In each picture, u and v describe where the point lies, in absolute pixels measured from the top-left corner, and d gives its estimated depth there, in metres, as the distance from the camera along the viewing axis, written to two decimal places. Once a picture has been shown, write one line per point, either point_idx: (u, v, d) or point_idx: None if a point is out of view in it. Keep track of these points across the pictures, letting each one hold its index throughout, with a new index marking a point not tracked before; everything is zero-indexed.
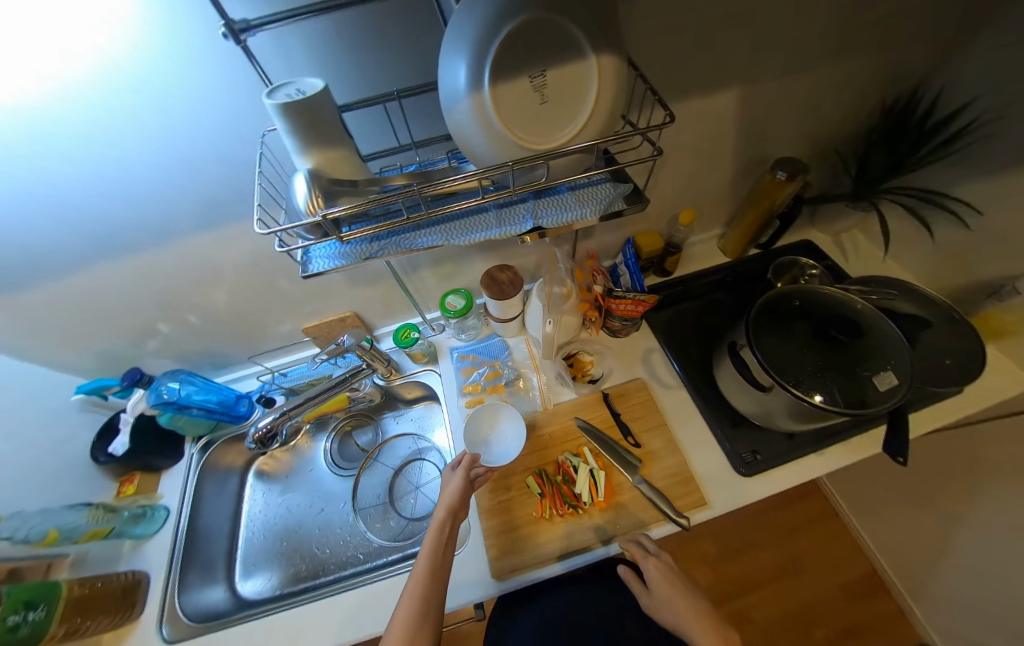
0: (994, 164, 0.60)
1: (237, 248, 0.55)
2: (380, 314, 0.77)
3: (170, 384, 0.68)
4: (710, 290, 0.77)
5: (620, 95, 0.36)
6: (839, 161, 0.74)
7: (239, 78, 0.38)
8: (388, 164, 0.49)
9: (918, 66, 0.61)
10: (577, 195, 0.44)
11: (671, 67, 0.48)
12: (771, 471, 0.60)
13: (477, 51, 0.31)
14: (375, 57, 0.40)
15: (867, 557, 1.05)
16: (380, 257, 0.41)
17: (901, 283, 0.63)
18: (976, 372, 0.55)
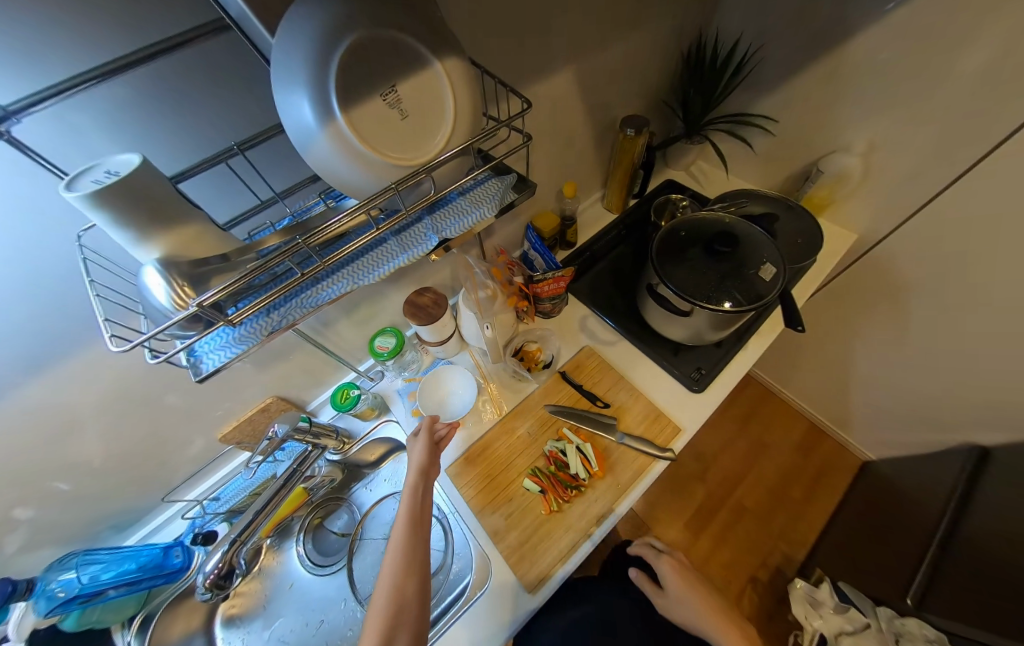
0: (773, 81, 0.79)
1: (91, 376, 0.43)
2: (306, 386, 0.68)
3: (64, 576, 0.52)
4: (613, 246, 0.85)
5: (474, 95, 0.37)
6: (667, 108, 0.87)
7: (18, 177, 0.30)
8: (256, 226, 0.43)
9: (693, 21, 0.75)
10: (469, 198, 0.45)
11: (509, 59, 0.51)
12: (717, 377, 0.69)
13: (315, 79, 0.29)
14: (196, 115, 0.35)
15: (801, 414, 1.28)
16: (286, 326, 0.36)
17: (745, 194, 0.77)
18: (817, 244, 0.70)
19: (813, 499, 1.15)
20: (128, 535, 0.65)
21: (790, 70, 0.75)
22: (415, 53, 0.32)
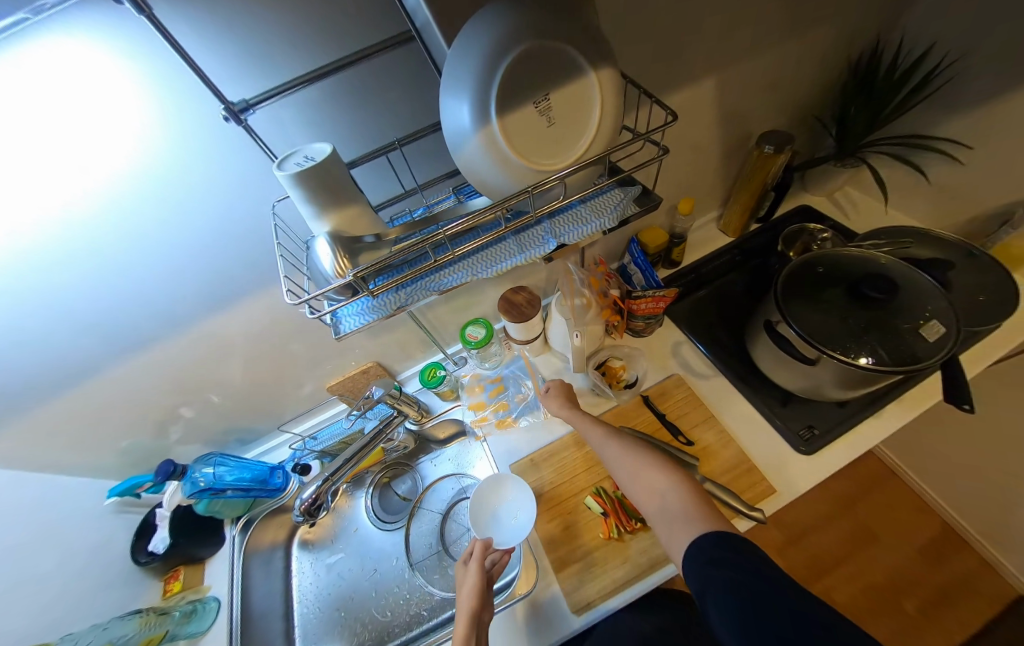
0: (973, 99, 0.64)
1: (256, 316, 0.54)
2: (401, 358, 0.76)
3: (204, 470, 0.66)
4: (722, 273, 0.77)
5: (620, 105, 0.36)
6: (817, 125, 0.76)
7: (245, 156, 0.38)
8: (397, 212, 0.49)
9: (872, 27, 0.65)
10: (590, 206, 0.44)
11: (651, 68, 0.50)
12: (834, 442, 0.58)
13: (481, 86, 0.32)
14: (373, 113, 0.40)
15: (935, 512, 1.02)
16: (411, 304, 0.41)
17: (909, 232, 0.64)
18: (1011, 306, 0.55)
19: (933, 623, 0.91)
20: (248, 449, 0.79)
21: (1003, 87, 0.60)
22: (575, 64, 0.33)
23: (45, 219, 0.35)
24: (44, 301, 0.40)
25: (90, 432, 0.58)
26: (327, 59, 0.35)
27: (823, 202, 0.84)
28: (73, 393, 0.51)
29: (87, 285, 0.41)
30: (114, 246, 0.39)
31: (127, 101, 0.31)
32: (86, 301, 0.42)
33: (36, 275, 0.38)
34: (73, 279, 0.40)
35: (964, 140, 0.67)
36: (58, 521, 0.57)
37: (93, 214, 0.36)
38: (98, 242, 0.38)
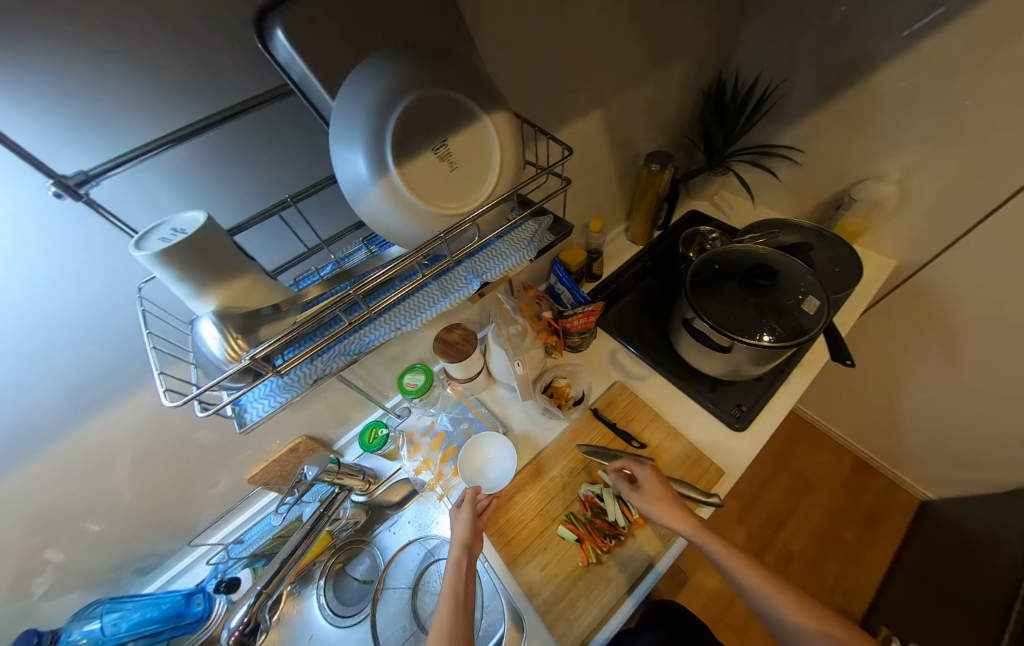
0: (797, 113, 0.80)
1: (135, 418, 0.44)
2: (335, 424, 0.68)
3: (87, 626, 0.50)
4: (639, 278, 0.84)
5: (518, 144, 0.38)
6: (689, 142, 0.89)
7: (89, 233, 0.31)
8: (301, 272, 0.44)
9: (711, 63, 0.78)
10: (507, 241, 0.45)
11: (541, 105, 0.54)
12: (761, 414, 0.65)
13: (373, 137, 0.30)
14: (256, 172, 0.36)
15: (847, 449, 1.20)
16: (329, 374, 0.36)
17: (775, 223, 0.76)
18: (857, 274, 0.68)
19: (865, 547, 1.05)
20: (151, 579, 0.64)
21: (813, 102, 0.76)
22: (467, 111, 0.33)
23: None
24: None
25: None
26: (191, 117, 0.30)
27: (706, 205, 0.97)
28: None
29: None
30: None
31: None
32: None
33: None
34: None
35: (796, 146, 0.83)
36: None
37: None
38: None
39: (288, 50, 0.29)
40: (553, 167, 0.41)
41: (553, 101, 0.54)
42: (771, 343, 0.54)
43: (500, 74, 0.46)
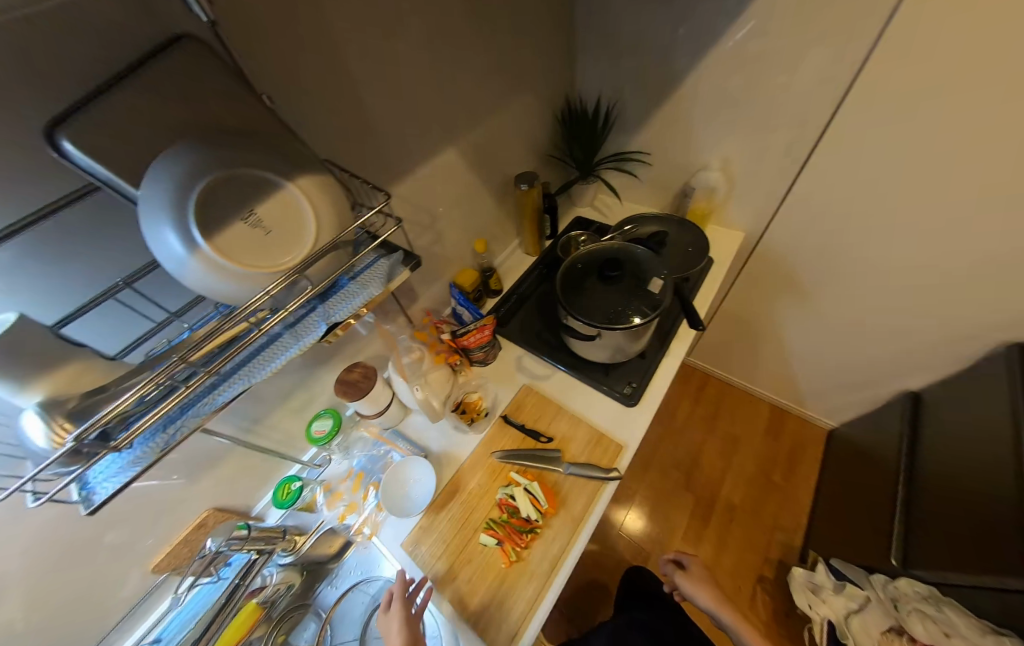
0: (635, 125, 0.93)
1: None
2: (248, 490, 0.67)
3: None
4: (536, 286, 0.91)
5: (328, 198, 0.42)
6: (559, 158, 0.99)
7: None
8: (155, 344, 0.46)
9: (555, 91, 0.90)
10: (357, 280, 0.49)
11: (388, 150, 0.59)
12: (649, 386, 0.73)
13: (177, 214, 0.32)
14: (81, 260, 0.38)
15: (763, 398, 1.32)
16: (181, 437, 0.38)
17: (636, 218, 0.88)
18: (704, 250, 0.80)
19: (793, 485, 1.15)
20: None
21: (642, 114, 0.90)
22: (267, 179, 0.37)
23: None
24: None
25: None
26: None
27: (589, 209, 1.08)
28: None
29: None
30: None
31: None
32: None
33: None
34: None
35: (645, 151, 0.96)
36: None
37: None
38: None
39: (86, 159, 0.28)
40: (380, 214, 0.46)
41: (400, 144, 0.61)
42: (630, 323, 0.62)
43: (332, 131, 0.51)
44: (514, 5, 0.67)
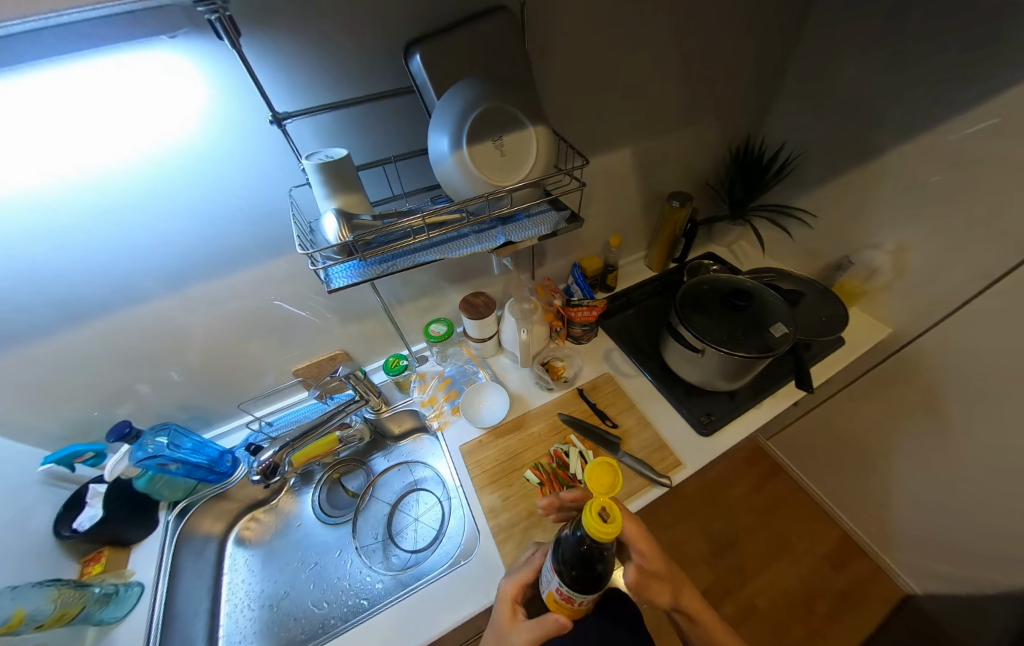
0: (805, 185, 0.97)
1: (160, 539, 0.73)
2: (366, 351, 0.90)
3: (119, 605, 0.64)
4: (649, 294, 1.03)
5: (551, 151, 0.54)
6: (716, 191, 1.08)
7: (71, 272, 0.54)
8: (301, 432, 0.79)
9: (742, 128, 0.98)
10: (532, 219, 0.60)
11: (647, 155, 0.88)
12: (725, 427, 0.77)
13: (454, 129, 0.48)
14: (246, 252, 0.63)
15: (814, 498, 1.31)
16: (391, 271, 0.52)
17: (785, 270, 0.92)
18: (839, 324, 0.81)
19: (805, 552, 1.23)
20: (141, 579, 0.68)
21: (823, 178, 0.92)
22: None
23: (24, 430, 0.67)
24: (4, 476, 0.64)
25: (31, 567, 0.61)
26: (90, 301, 0.58)
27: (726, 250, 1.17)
28: (14, 549, 0.60)
29: None
30: (96, 427, 0.74)
31: (107, 324, 0.62)
32: None
33: None
34: None
35: (810, 212, 0.98)
36: (7, 528, 0.60)
37: (62, 427, 0.71)
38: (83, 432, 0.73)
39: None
40: (572, 171, 0.59)
41: (647, 133, 0.83)
42: (733, 350, 0.67)
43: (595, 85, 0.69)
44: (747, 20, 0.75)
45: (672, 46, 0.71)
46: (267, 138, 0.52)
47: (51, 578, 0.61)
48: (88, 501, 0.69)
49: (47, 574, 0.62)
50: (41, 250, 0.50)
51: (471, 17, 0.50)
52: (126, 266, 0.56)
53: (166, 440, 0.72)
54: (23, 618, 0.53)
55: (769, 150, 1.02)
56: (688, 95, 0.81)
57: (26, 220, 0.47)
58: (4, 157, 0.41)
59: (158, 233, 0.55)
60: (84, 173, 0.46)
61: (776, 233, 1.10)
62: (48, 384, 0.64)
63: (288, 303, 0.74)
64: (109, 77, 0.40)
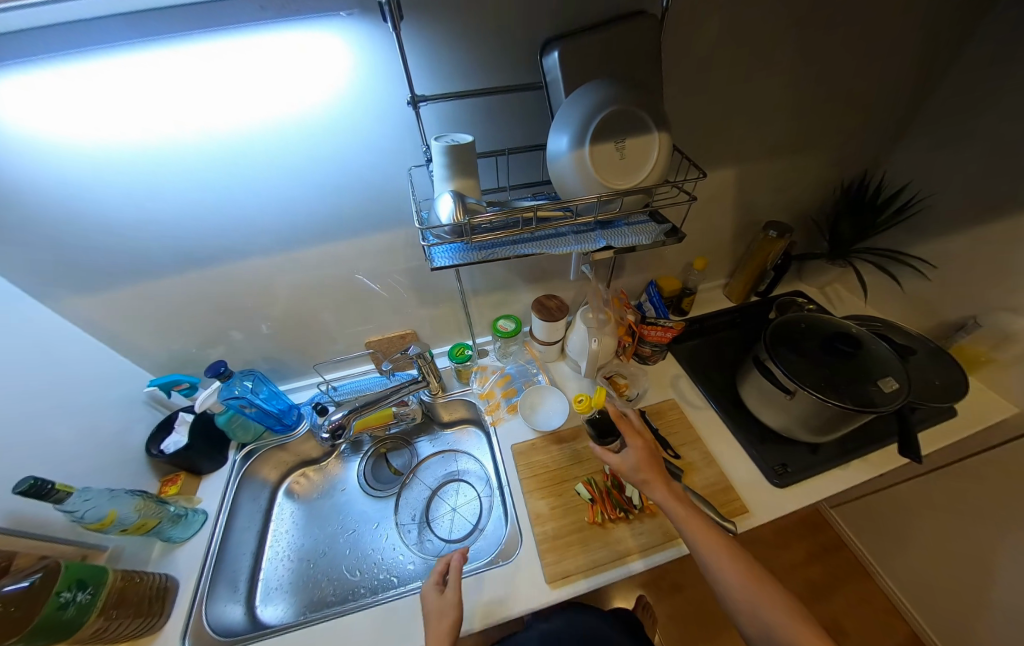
0: (929, 232, 0.87)
1: (226, 476, 0.79)
2: (432, 335, 0.94)
3: (185, 528, 0.69)
4: (724, 325, 0.97)
5: (669, 160, 0.52)
6: (816, 227, 1.01)
7: (212, 223, 0.61)
8: (365, 400, 0.82)
9: (859, 162, 0.90)
10: (632, 228, 0.59)
11: (748, 179, 0.83)
12: (803, 483, 0.69)
13: (578, 127, 0.48)
14: (354, 225, 0.68)
15: (881, 586, 1.15)
16: (491, 257, 0.53)
17: (894, 323, 0.82)
18: (959, 392, 0.70)
19: None
20: (205, 509, 0.74)
21: (954, 226, 0.82)
22: None
23: (141, 353, 0.76)
24: (119, 391, 0.72)
25: (125, 475, 0.68)
26: (217, 249, 0.65)
27: (815, 291, 1.09)
28: (115, 457, 0.68)
29: (64, 436, 0.60)
30: (193, 363, 0.82)
31: (226, 273, 0.69)
32: (57, 456, 0.58)
33: (100, 396, 0.68)
34: (61, 432, 0.59)
35: (929, 262, 0.87)
36: (111, 438, 0.68)
37: (168, 357, 0.79)
38: (184, 364, 0.82)
39: None
40: (684, 184, 0.57)
41: (754, 156, 0.79)
42: (830, 397, 0.60)
43: (713, 100, 0.66)
44: (893, 45, 0.69)
45: (802, 67, 0.67)
46: (399, 121, 0.56)
47: (138, 490, 0.68)
48: (177, 426, 0.76)
49: (135, 485, 0.69)
50: (195, 195, 0.57)
51: (613, 19, 0.50)
52: (255, 222, 0.62)
53: (250, 385, 0.80)
54: (112, 520, 0.59)
55: (888, 189, 0.92)
56: (807, 120, 0.76)
57: (194, 167, 0.54)
58: (193, 109, 0.48)
59: (289, 195, 0.60)
60: (247, 132, 0.52)
61: (881, 280, 0.99)
62: (168, 315, 0.72)
63: (377, 279, 0.78)
64: (286, 48, 0.45)
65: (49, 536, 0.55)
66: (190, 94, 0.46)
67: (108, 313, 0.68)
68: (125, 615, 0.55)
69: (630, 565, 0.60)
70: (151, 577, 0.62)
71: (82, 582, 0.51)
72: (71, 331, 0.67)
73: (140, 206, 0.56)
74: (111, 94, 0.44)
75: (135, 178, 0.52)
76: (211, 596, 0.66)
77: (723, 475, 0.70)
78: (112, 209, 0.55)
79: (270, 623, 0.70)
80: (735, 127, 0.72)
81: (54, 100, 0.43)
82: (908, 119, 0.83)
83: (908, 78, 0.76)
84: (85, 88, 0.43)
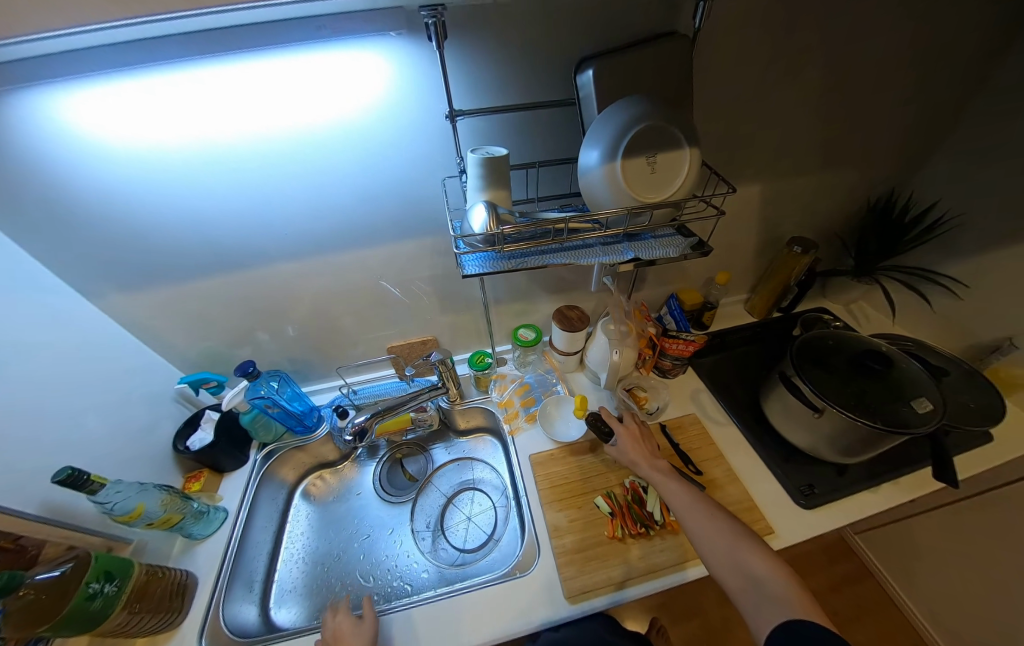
0: (961, 250, 0.85)
1: (247, 474, 0.80)
2: (452, 342, 0.95)
3: (206, 525, 0.70)
4: (745, 341, 0.96)
5: (699, 175, 0.53)
6: (841, 243, 1.00)
7: (250, 226, 0.63)
8: (386, 404, 0.83)
9: (886, 179, 0.89)
10: (659, 241, 0.59)
11: (772, 195, 0.83)
12: (832, 505, 0.67)
13: (611, 142, 0.49)
14: (385, 233, 0.70)
15: (911, 622, 1.08)
16: (520, 267, 0.54)
17: (926, 343, 0.80)
18: (998, 415, 0.67)
19: None
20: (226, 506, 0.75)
21: (988, 245, 0.80)
22: None
23: (173, 351, 0.79)
24: (151, 386, 0.75)
25: (152, 469, 0.70)
26: (252, 252, 0.67)
27: (840, 308, 1.07)
28: (144, 450, 0.69)
29: (100, 428, 0.62)
30: (221, 361, 0.84)
31: (260, 276, 0.71)
32: (92, 447, 0.60)
33: (134, 391, 0.70)
34: (97, 424, 0.61)
35: (962, 281, 0.85)
36: (141, 432, 0.70)
37: (198, 355, 0.82)
38: (212, 362, 0.84)
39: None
40: (712, 198, 0.57)
41: (779, 171, 0.79)
42: (862, 417, 0.59)
43: (740, 116, 0.67)
44: (923, 64, 0.69)
45: (829, 85, 0.67)
46: (436, 134, 0.58)
47: (164, 485, 0.69)
48: (203, 423, 0.78)
49: (161, 480, 0.71)
50: (239, 200, 0.59)
51: (646, 39, 0.52)
52: (292, 228, 0.65)
53: (276, 385, 0.82)
54: (140, 514, 0.60)
55: (916, 207, 0.91)
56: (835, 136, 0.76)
57: (240, 174, 0.56)
58: (246, 120, 0.51)
59: (326, 202, 0.63)
60: (294, 143, 0.54)
61: (909, 299, 0.97)
62: (202, 315, 0.75)
63: (403, 285, 0.80)
64: (336, 65, 0.47)
65: (81, 526, 0.56)
66: (244, 106, 0.49)
67: (146, 310, 0.71)
68: (147, 609, 0.56)
69: (651, 583, 0.59)
70: (172, 572, 0.62)
71: (109, 574, 0.52)
72: (112, 327, 0.69)
73: (187, 211, 0.59)
74: (174, 105, 0.48)
75: (187, 182, 0.55)
76: (228, 595, 0.66)
77: (748, 494, 0.68)
78: (163, 212, 0.58)
79: (283, 626, 0.70)
80: (761, 143, 0.73)
81: (126, 109, 0.47)
82: (936, 137, 0.83)
83: (937, 98, 0.76)
84: (152, 98, 0.47)
